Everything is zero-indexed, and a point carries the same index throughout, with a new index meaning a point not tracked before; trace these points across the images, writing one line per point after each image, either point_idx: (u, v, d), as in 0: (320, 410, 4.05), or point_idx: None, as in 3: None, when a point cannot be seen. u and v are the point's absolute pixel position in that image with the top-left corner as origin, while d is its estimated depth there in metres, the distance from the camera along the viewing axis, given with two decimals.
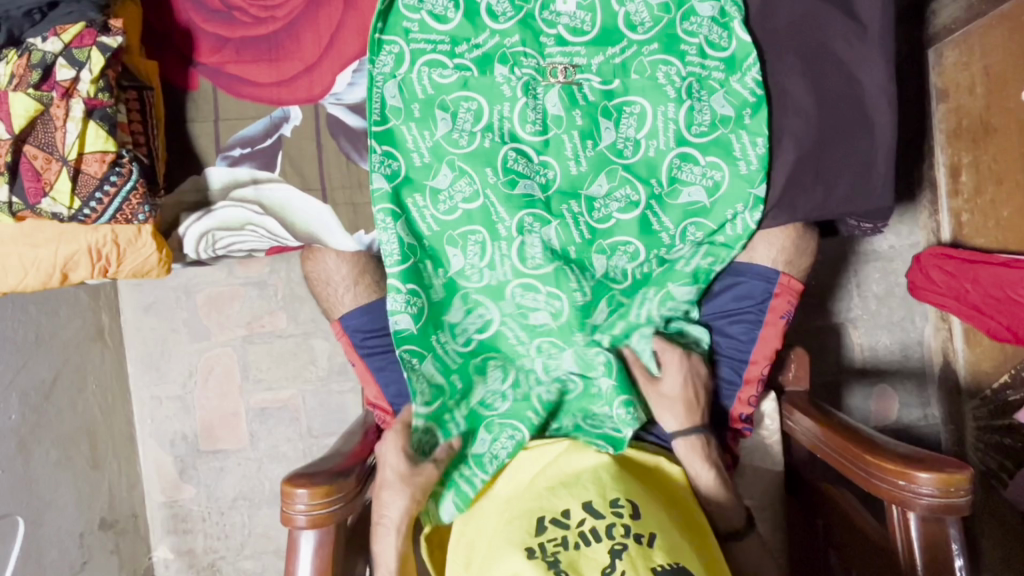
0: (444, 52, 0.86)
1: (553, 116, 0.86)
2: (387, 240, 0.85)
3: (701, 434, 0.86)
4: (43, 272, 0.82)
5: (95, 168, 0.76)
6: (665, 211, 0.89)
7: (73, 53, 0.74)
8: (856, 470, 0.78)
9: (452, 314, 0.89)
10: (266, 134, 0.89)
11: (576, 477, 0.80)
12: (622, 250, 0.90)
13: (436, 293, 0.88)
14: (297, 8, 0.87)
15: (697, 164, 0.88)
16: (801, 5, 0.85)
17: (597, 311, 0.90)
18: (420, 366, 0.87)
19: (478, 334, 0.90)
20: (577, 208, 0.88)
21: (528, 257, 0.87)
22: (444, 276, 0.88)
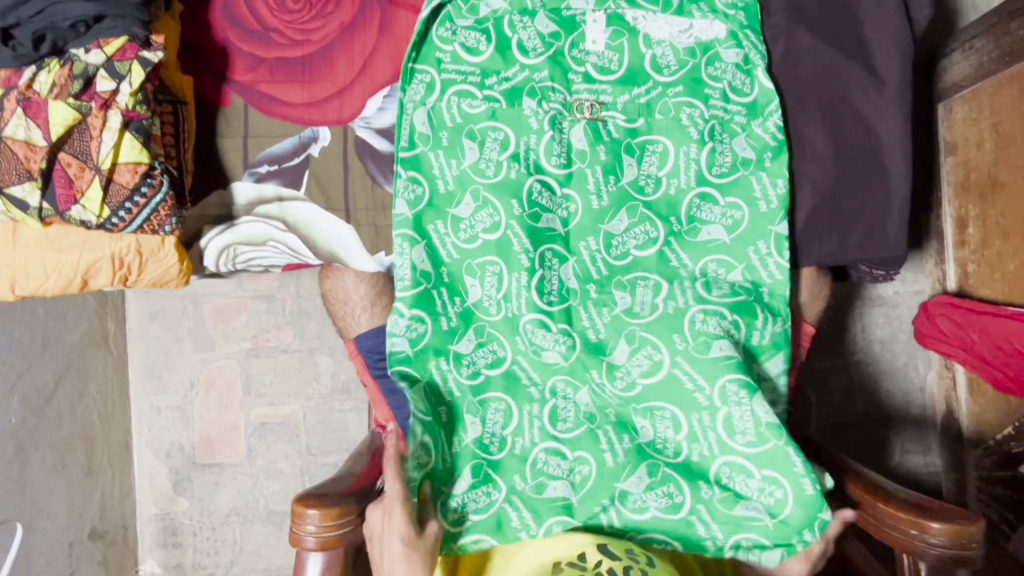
0: (474, 83, 0.88)
1: (577, 151, 0.88)
2: (400, 264, 0.86)
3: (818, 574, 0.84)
4: (64, 277, 0.82)
5: (126, 179, 0.76)
6: (683, 248, 0.90)
7: (115, 65, 0.75)
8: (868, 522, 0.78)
9: (461, 345, 0.86)
10: (294, 152, 0.91)
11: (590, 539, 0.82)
12: (642, 286, 0.89)
13: (448, 321, 0.87)
14: (333, 33, 0.90)
15: (717, 204, 0.89)
16: (825, 55, 0.88)
17: (614, 349, 0.87)
18: (411, 390, 0.84)
19: (487, 369, 0.87)
20: (597, 245, 0.89)
21: (549, 296, 0.88)
22: (459, 306, 0.88)
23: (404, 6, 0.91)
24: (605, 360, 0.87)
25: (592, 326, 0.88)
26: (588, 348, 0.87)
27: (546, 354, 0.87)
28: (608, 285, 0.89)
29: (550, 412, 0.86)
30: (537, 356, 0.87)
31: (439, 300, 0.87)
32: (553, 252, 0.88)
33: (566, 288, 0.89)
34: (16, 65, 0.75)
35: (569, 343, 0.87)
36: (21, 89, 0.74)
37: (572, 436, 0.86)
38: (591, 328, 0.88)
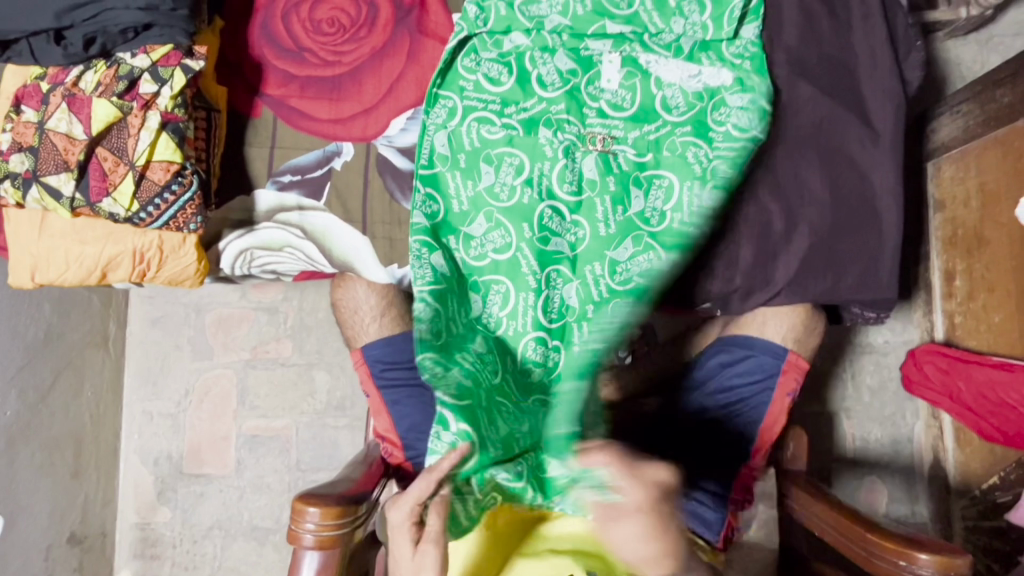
0: (494, 111, 0.94)
1: (588, 180, 0.93)
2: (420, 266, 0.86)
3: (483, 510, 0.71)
4: (84, 269, 0.84)
5: (158, 176, 0.79)
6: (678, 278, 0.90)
7: (159, 70, 0.79)
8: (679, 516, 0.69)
9: (476, 346, 0.83)
10: (317, 165, 0.94)
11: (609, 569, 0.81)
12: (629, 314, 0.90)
13: (457, 326, 0.84)
14: (364, 57, 0.95)
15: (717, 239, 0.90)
16: (822, 107, 0.94)
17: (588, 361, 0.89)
18: (448, 372, 0.76)
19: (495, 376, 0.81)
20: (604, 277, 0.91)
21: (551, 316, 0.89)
22: (465, 318, 0.87)
23: (432, 37, 0.96)
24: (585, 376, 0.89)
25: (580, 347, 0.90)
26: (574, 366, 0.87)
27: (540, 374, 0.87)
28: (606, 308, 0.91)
29: None
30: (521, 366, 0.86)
31: (454, 306, 0.86)
32: (562, 281, 0.91)
33: (567, 306, 0.91)
34: (65, 63, 0.80)
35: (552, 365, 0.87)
36: (68, 85, 0.78)
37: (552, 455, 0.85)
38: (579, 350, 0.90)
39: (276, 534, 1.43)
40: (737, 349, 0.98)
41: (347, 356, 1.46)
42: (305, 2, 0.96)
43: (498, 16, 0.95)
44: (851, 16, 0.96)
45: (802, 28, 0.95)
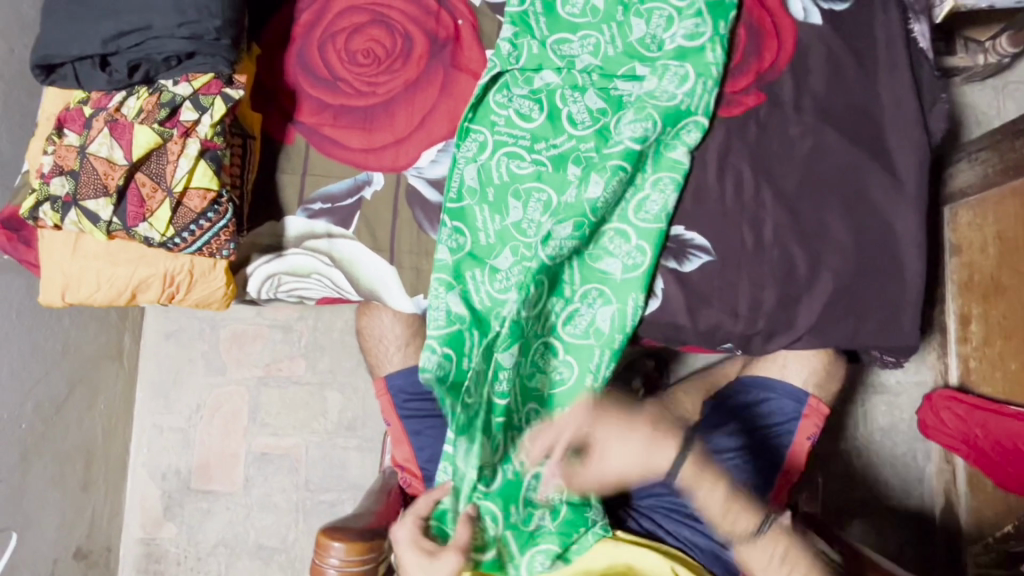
0: (524, 147, 0.95)
1: (555, 236, 0.91)
2: (436, 306, 0.90)
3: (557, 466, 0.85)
4: (115, 290, 0.85)
5: (195, 204, 0.80)
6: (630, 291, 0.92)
7: (200, 98, 0.81)
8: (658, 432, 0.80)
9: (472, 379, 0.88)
10: (347, 193, 0.95)
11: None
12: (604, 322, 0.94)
13: (468, 360, 0.91)
14: (398, 89, 0.97)
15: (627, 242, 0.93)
16: (846, 153, 0.95)
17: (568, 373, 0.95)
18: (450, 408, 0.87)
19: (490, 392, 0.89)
20: (605, 313, 0.93)
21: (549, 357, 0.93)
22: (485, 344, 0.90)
23: (465, 71, 0.98)
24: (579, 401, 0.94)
25: (593, 373, 0.94)
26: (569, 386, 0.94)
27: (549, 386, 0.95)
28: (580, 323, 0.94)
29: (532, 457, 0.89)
30: (528, 382, 0.94)
31: (471, 340, 0.91)
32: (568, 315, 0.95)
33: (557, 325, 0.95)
34: (109, 89, 0.82)
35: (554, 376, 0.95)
36: (111, 110, 0.79)
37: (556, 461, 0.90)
38: (590, 375, 0.94)
39: (281, 554, 1.42)
40: (755, 390, 1.00)
41: (359, 376, 1.47)
42: (341, 33, 0.97)
43: (530, 54, 0.97)
44: (877, 66, 0.97)
45: (829, 75, 0.97)
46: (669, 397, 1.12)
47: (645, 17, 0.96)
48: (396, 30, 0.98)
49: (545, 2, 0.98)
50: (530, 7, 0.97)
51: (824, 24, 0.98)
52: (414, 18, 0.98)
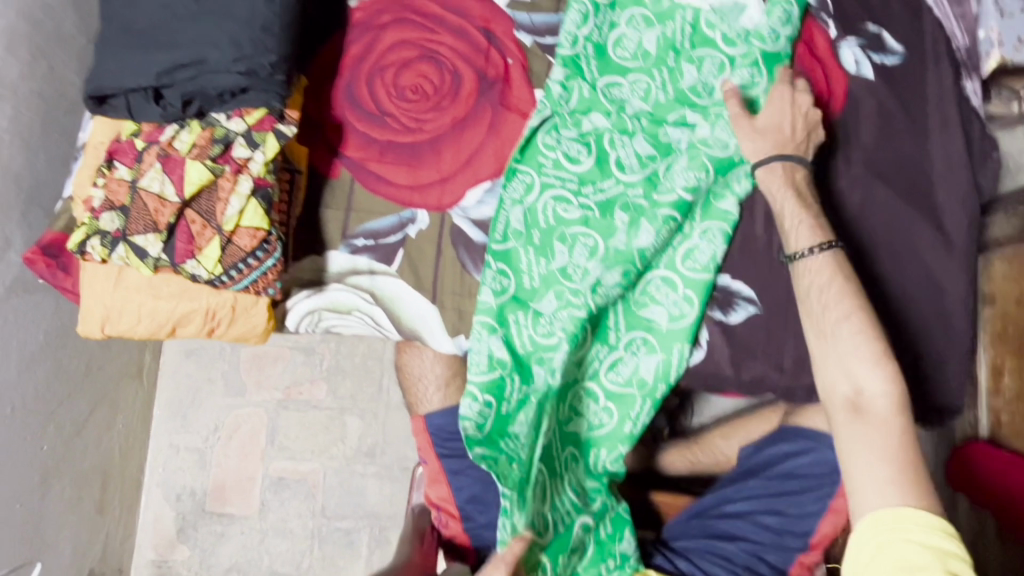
0: (571, 190, 0.94)
1: (602, 284, 0.91)
2: (478, 350, 0.88)
3: (786, 164, 0.88)
4: (156, 323, 0.84)
5: (245, 242, 0.78)
6: (675, 340, 0.92)
7: (253, 134, 0.80)
8: (800, 141, 0.89)
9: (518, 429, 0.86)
10: (392, 230, 0.94)
11: (861, 405, 0.77)
12: (647, 369, 0.93)
13: (507, 404, 0.88)
14: (445, 126, 0.96)
15: (674, 291, 0.92)
16: (894, 208, 0.95)
17: (610, 418, 0.94)
18: (495, 468, 0.82)
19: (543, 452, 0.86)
20: (649, 361, 0.93)
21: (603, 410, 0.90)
22: (523, 393, 0.89)
23: (514, 111, 0.97)
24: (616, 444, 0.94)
25: (634, 420, 0.94)
26: (612, 430, 0.94)
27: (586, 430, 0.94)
28: (625, 371, 0.94)
29: (575, 506, 0.88)
30: (566, 427, 0.93)
31: (512, 386, 0.89)
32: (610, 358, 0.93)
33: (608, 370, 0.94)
34: (162, 122, 0.81)
35: (592, 421, 0.94)
36: (164, 144, 0.79)
37: (596, 511, 0.90)
38: (630, 422, 0.94)
39: None
40: (800, 440, 0.99)
41: (380, 402, 1.45)
42: (389, 67, 0.96)
43: (580, 96, 0.96)
44: (928, 121, 0.97)
45: (879, 129, 0.97)
46: (708, 447, 1.14)
47: (696, 65, 0.96)
48: (445, 66, 0.97)
49: (597, 45, 0.98)
50: (581, 50, 0.97)
51: (875, 78, 0.97)
52: (464, 55, 0.97)
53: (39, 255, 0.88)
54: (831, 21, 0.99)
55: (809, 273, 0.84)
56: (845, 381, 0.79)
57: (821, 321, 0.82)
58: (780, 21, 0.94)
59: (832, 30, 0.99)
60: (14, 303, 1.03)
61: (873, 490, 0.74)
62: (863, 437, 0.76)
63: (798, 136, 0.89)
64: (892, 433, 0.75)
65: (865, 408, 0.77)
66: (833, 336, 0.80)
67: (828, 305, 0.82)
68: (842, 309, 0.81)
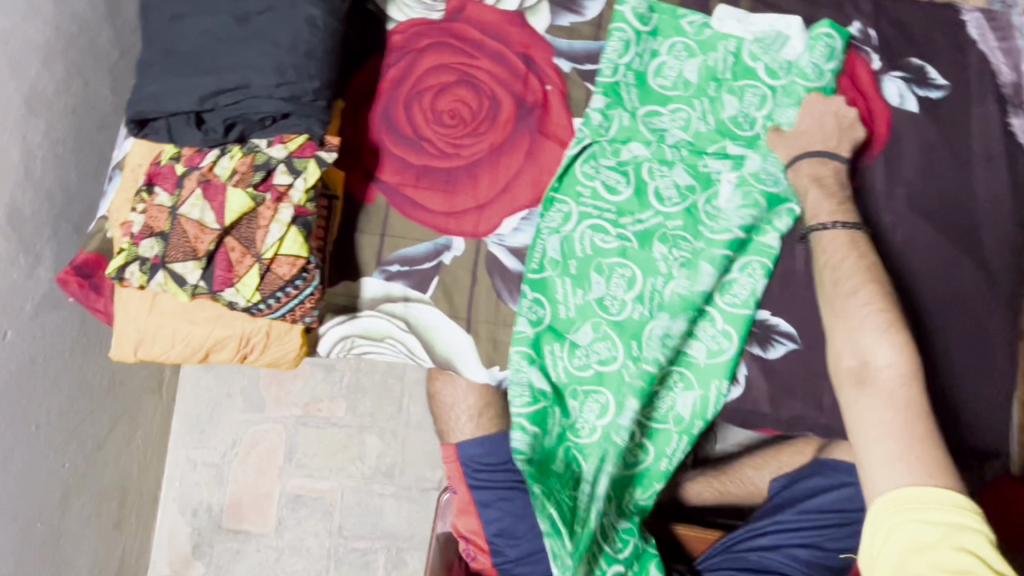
0: (609, 220, 0.93)
1: (670, 335, 0.89)
2: (518, 381, 0.88)
3: (814, 157, 0.90)
4: (189, 348, 0.82)
5: (284, 270, 0.77)
6: (712, 376, 0.90)
7: (294, 161, 0.78)
8: (831, 134, 0.91)
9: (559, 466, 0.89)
10: (426, 257, 0.93)
11: (867, 377, 0.82)
12: (684, 405, 0.92)
13: (548, 438, 0.89)
14: (483, 152, 0.94)
15: (712, 326, 0.91)
16: (935, 245, 0.93)
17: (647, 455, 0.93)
18: (547, 506, 0.82)
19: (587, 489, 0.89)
20: (687, 398, 0.91)
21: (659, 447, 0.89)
22: (562, 425, 0.90)
23: (552, 139, 0.96)
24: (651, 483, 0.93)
25: (670, 457, 0.93)
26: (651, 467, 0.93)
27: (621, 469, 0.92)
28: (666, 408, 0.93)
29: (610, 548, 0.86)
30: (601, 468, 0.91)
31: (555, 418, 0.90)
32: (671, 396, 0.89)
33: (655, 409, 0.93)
34: (202, 146, 0.80)
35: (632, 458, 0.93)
36: (204, 170, 0.78)
37: (625, 557, 0.86)
38: (666, 459, 0.93)
39: None
40: (837, 475, 0.99)
41: (399, 421, 1.43)
42: (427, 91, 0.95)
43: (621, 125, 0.95)
44: (971, 157, 0.95)
45: (921, 164, 0.95)
46: (738, 477, 1.12)
47: (738, 95, 0.96)
48: (483, 91, 0.95)
49: (637, 73, 0.97)
50: (622, 78, 0.96)
51: (920, 112, 0.96)
52: (502, 81, 0.96)
53: (72, 275, 0.87)
54: (874, 54, 0.98)
55: (828, 244, 0.88)
56: (852, 354, 0.84)
57: (831, 295, 0.87)
58: (823, 57, 0.95)
59: (875, 63, 0.98)
60: (42, 319, 1.02)
61: (883, 470, 0.77)
62: (869, 411, 0.80)
63: (830, 133, 0.91)
64: (895, 406, 0.79)
65: (872, 379, 0.81)
66: (844, 311, 0.85)
67: (840, 281, 0.86)
68: (852, 284, 0.85)
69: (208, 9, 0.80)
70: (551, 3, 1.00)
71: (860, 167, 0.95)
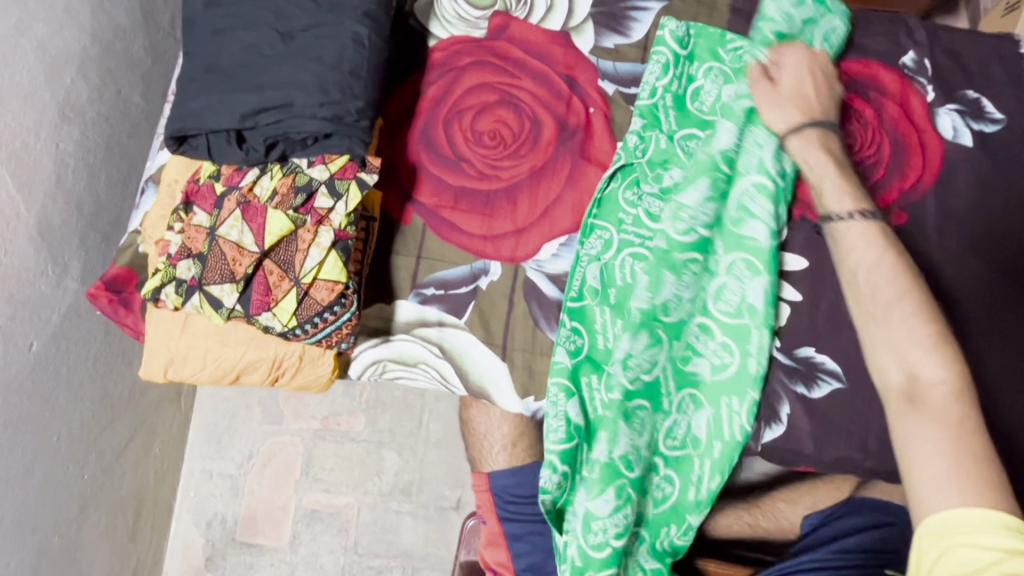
0: (649, 247, 0.90)
1: (633, 357, 0.88)
2: (554, 415, 0.84)
3: (815, 128, 0.88)
4: (220, 370, 0.79)
5: (322, 295, 0.75)
6: (706, 390, 0.89)
7: (336, 183, 0.77)
8: (827, 105, 0.90)
9: (598, 505, 0.85)
10: (463, 281, 0.90)
11: (918, 393, 0.72)
12: (704, 425, 0.89)
13: (577, 475, 0.86)
14: (523, 175, 0.92)
15: (712, 339, 0.89)
16: (990, 288, 0.89)
17: (677, 485, 0.89)
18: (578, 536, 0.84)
19: (613, 539, 0.84)
20: (702, 419, 0.89)
21: (632, 466, 0.87)
22: (595, 461, 0.85)
23: (595, 163, 0.93)
24: (686, 520, 0.89)
25: (696, 485, 0.89)
26: (680, 501, 0.89)
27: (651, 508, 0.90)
28: (679, 431, 0.90)
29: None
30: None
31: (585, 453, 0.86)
32: (637, 412, 0.88)
33: (692, 436, 0.89)
34: (242, 165, 0.79)
35: (662, 494, 0.90)
36: (244, 190, 0.77)
37: None
38: (693, 487, 0.89)
39: None
40: (862, 512, 0.94)
41: (418, 437, 1.41)
42: (468, 111, 0.93)
43: (657, 148, 0.92)
44: None
45: (974, 201, 0.92)
46: (771, 512, 1.00)
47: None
48: (524, 113, 0.93)
49: (677, 96, 0.94)
50: (659, 100, 0.93)
51: (975, 146, 0.93)
52: (544, 102, 0.94)
53: (102, 291, 0.85)
54: (928, 86, 0.95)
55: (852, 238, 0.82)
56: (898, 367, 0.74)
57: (869, 303, 0.79)
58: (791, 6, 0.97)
59: (929, 94, 0.95)
60: (67, 330, 1.00)
61: (930, 488, 0.66)
62: (919, 428, 0.70)
63: (818, 96, 0.91)
64: (950, 425, 0.68)
65: (921, 398, 0.71)
66: (880, 316, 0.77)
67: (877, 284, 0.78)
68: (895, 291, 0.77)
69: (251, 24, 0.78)
70: (595, 24, 0.98)
71: (911, 201, 0.92)
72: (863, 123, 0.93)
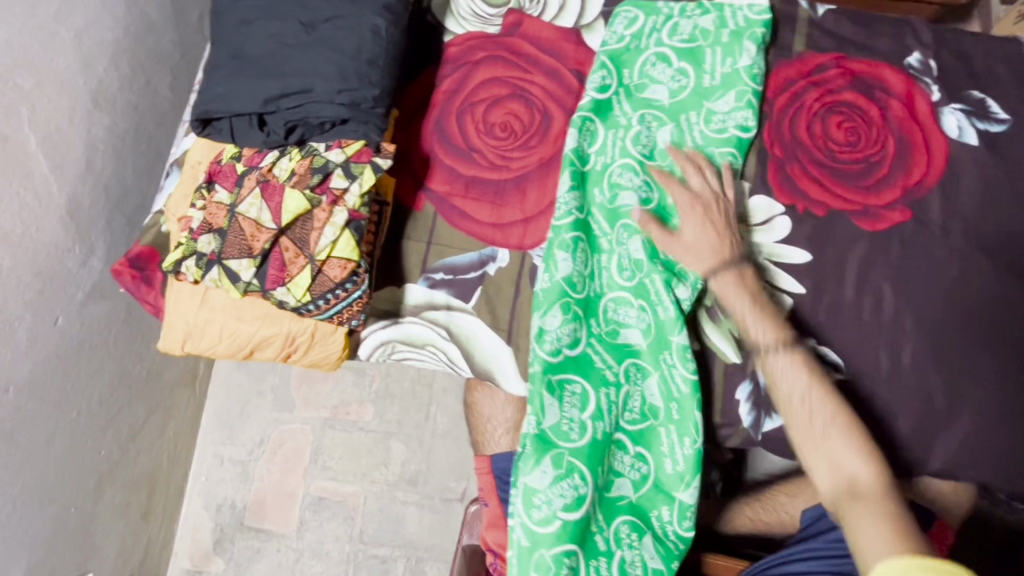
0: (567, 225, 0.89)
1: (546, 331, 0.86)
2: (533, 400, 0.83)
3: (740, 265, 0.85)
4: (235, 344, 0.82)
5: (335, 273, 0.78)
6: (643, 357, 0.89)
7: (351, 166, 0.79)
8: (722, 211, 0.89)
9: (536, 478, 0.80)
10: (471, 266, 0.93)
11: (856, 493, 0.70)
12: (655, 393, 0.88)
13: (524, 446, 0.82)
14: (533, 164, 0.95)
15: (630, 307, 0.89)
16: (994, 283, 0.89)
17: (650, 455, 0.87)
18: (524, 513, 0.79)
19: (562, 513, 0.79)
20: (653, 385, 0.88)
21: (572, 437, 0.83)
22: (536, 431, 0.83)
23: None
24: (676, 500, 0.85)
25: (671, 454, 0.86)
26: (662, 476, 0.87)
27: (635, 491, 0.87)
28: (626, 403, 0.89)
29: (618, 565, 0.81)
30: (606, 493, 0.85)
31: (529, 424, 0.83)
32: (567, 386, 0.86)
33: (650, 405, 0.89)
34: (263, 147, 0.83)
35: (642, 472, 0.87)
36: (264, 170, 0.80)
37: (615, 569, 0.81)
38: (668, 458, 0.86)
39: None
40: None
41: (426, 428, 1.43)
42: (480, 103, 0.96)
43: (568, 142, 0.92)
44: None
45: (980, 198, 0.93)
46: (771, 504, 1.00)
47: (748, 107, 0.94)
48: (535, 106, 0.96)
49: (626, 87, 0.97)
50: (614, 96, 0.96)
51: (980, 145, 0.94)
52: (554, 96, 0.97)
53: (127, 267, 0.88)
54: (934, 85, 0.97)
55: (779, 367, 0.79)
56: (835, 473, 0.72)
57: (806, 427, 0.75)
58: (623, 25, 0.98)
59: (935, 94, 0.97)
60: (89, 308, 1.04)
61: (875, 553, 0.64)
62: (865, 526, 0.67)
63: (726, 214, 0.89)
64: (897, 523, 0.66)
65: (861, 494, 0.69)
66: (821, 437, 0.74)
67: (813, 410, 0.76)
68: (829, 412, 0.75)
69: (276, 15, 0.82)
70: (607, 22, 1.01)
71: (915, 198, 0.93)
72: (868, 121, 0.95)
